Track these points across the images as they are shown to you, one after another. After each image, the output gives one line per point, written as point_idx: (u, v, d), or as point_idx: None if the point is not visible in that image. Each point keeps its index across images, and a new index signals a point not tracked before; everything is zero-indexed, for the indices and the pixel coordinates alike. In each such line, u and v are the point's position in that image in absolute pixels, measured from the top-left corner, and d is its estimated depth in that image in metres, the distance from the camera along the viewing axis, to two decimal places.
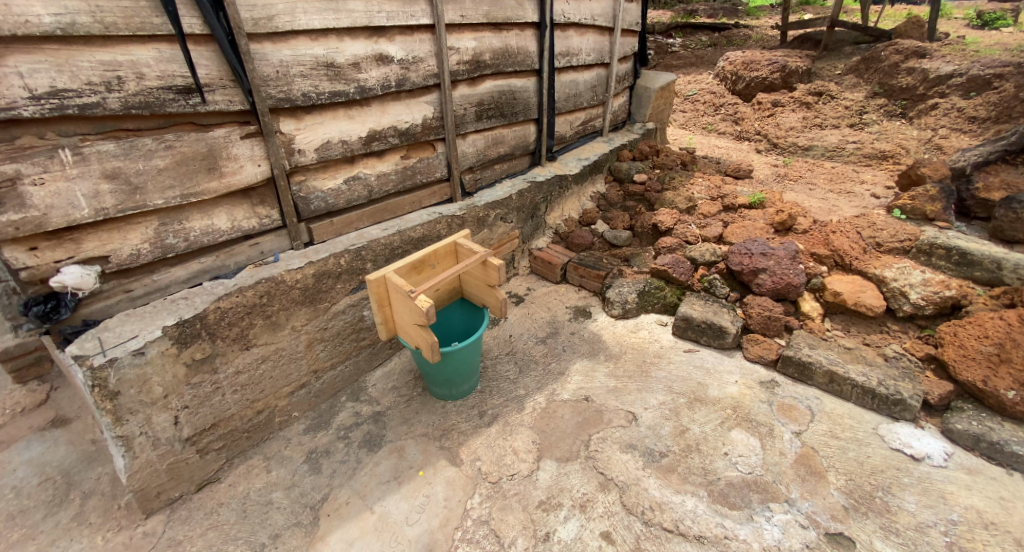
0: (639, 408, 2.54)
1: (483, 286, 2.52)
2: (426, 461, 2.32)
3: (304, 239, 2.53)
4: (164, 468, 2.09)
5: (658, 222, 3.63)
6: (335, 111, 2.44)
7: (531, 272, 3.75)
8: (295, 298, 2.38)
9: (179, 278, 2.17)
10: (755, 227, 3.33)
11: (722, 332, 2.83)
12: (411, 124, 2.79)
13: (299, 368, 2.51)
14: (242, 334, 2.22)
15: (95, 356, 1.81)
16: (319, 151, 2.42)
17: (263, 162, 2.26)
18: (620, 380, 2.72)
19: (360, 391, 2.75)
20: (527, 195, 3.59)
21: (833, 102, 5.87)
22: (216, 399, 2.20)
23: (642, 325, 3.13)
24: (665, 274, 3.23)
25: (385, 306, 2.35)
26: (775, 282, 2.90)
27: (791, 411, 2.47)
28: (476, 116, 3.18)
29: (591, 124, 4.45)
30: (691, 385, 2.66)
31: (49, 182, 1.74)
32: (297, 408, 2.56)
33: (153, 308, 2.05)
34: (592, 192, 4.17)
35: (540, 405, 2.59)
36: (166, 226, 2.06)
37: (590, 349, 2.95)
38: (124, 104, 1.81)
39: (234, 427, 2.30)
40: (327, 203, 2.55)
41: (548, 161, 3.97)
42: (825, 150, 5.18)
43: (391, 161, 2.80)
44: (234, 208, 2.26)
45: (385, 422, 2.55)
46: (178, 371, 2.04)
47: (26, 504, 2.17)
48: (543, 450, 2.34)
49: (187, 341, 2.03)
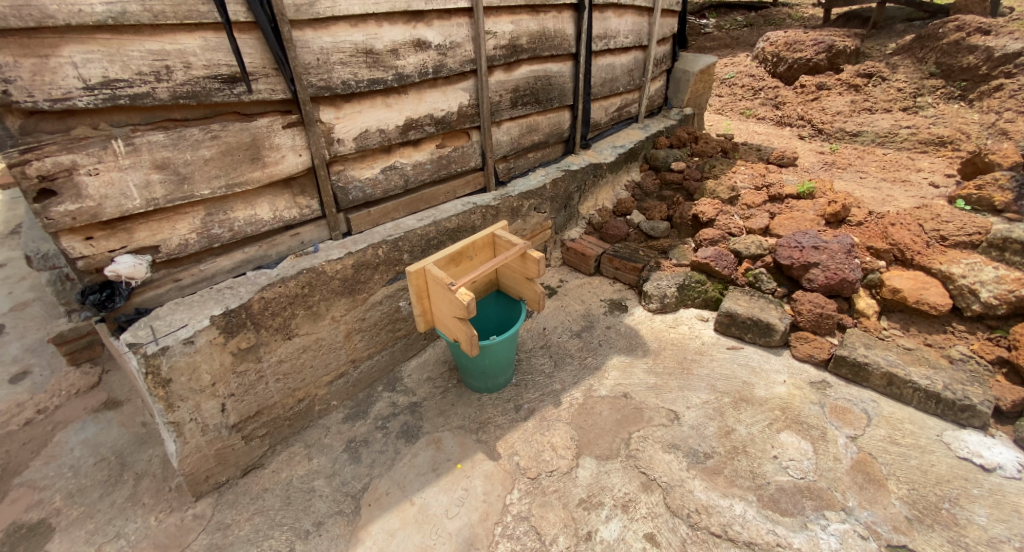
0: (681, 407, 2.46)
1: (520, 279, 2.47)
2: (464, 454, 2.31)
3: (342, 229, 2.53)
4: (211, 453, 2.13)
5: (699, 212, 3.42)
6: (374, 99, 2.42)
7: (564, 264, 3.67)
8: (335, 288, 2.38)
9: (224, 268, 2.19)
10: (806, 217, 3.13)
11: (769, 329, 2.70)
12: (447, 112, 2.75)
13: (338, 358, 2.53)
14: (284, 324, 2.24)
15: (149, 344, 1.84)
16: (357, 140, 2.42)
17: (303, 152, 2.26)
18: (659, 377, 2.63)
19: (396, 382, 2.75)
20: (562, 184, 3.51)
21: (885, 85, 5.53)
22: (260, 387, 2.23)
23: (681, 320, 3.02)
24: (707, 268, 3.08)
25: (424, 299, 2.30)
26: (828, 277, 2.72)
27: (845, 414, 2.36)
28: (511, 103, 3.10)
29: (626, 110, 4.30)
30: (736, 384, 2.56)
31: (103, 172, 1.75)
32: (335, 397, 2.58)
33: (201, 297, 2.07)
34: (627, 180, 4.04)
35: (577, 401, 2.54)
36: (211, 217, 2.08)
37: (627, 344, 2.87)
38: (172, 94, 1.82)
39: (277, 415, 2.34)
40: (365, 193, 2.55)
41: (582, 149, 3.87)
42: (876, 135, 4.90)
43: (427, 150, 2.76)
44: (276, 198, 2.27)
45: (422, 413, 2.55)
46: (225, 360, 2.06)
47: (84, 483, 2.25)
48: (582, 447, 2.29)
49: (233, 330, 2.05)
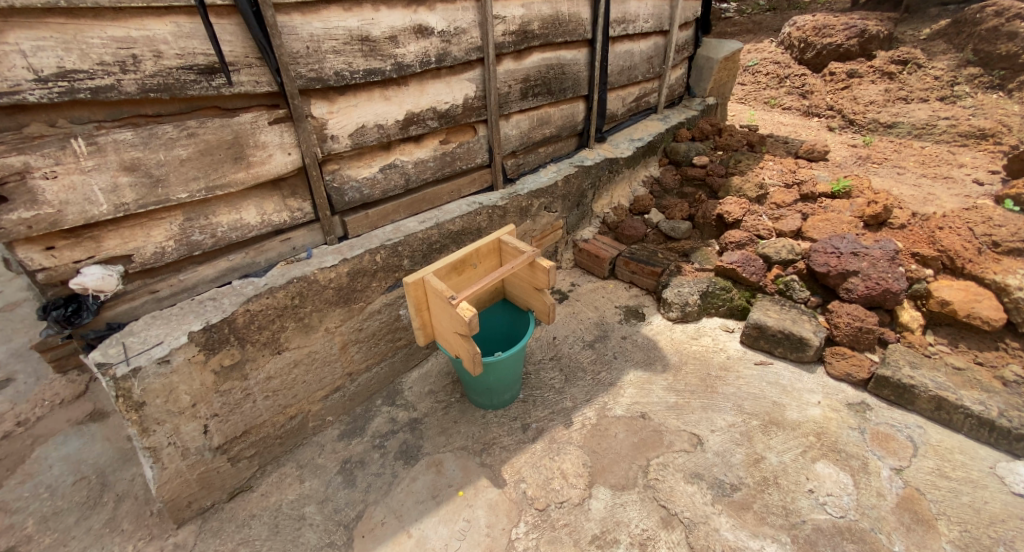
0: (704, 430, 2.25)
1: (529, 289, 2.25)
2: (466, 480, 2.13)
3: (338, 233, 2.35)
4: (194, 478, 1.98)
5: (723, 212, 3.17)
6: (371, 91, 2.21)
7: (576, 266, 3.45)
8: (328, 298, 2.20)
9: (207, 278, 2.01)
10: (842, 219, 2.86)
11: (802, 344, 2.46)
12: (451, 105, 2.53)
13: (333, 372, 2.36)
14: (273, 338, 2.06)
15: (119, 365, 1.69)
16: (353, 136, 2.22)
17: (293, 151, 2.07)
18: (680, 395, 2.42)
19: (396, 395, 2.57)
20: (575, 181, 3.28)
21: (920, 72, 5.16)
22: (247, 406, 2.07)
23: (703, 331, 2.79)
24: (733, 274, 2.84)
25: (424, 310, 2.10)
26: (868, 288, 2.46)
27: (888, 442, 2.14)
28: (521, 94, 2.87)
29: (645, 100, 4.03)
30: (765, 405, 2.33)
31: (63, 175, 1.57)
32: (331, 412, 2.41)
33: (180, 310, 1.90)
34: (644, 176, 3.79)
35: (590, 421, 2.34)
36: (191, 222, 1.90)
37: (644, 358, 2.65)
38: (141, 86, 1.63)
39: (266, 434, 2.18)
40: (362, 194, 2.36)
41: (597, 142, 3.63)
42: (912, 127, 4.58)
43: (429, 147, 2.56)
44: (263, 200, 2.08)
45: (423, 431, 2.37)
46: (206, 379, 1.89)
47: (61, 505, 2.15)
48: (595, 475, 2.10)
49: (214, 347, 1.88)
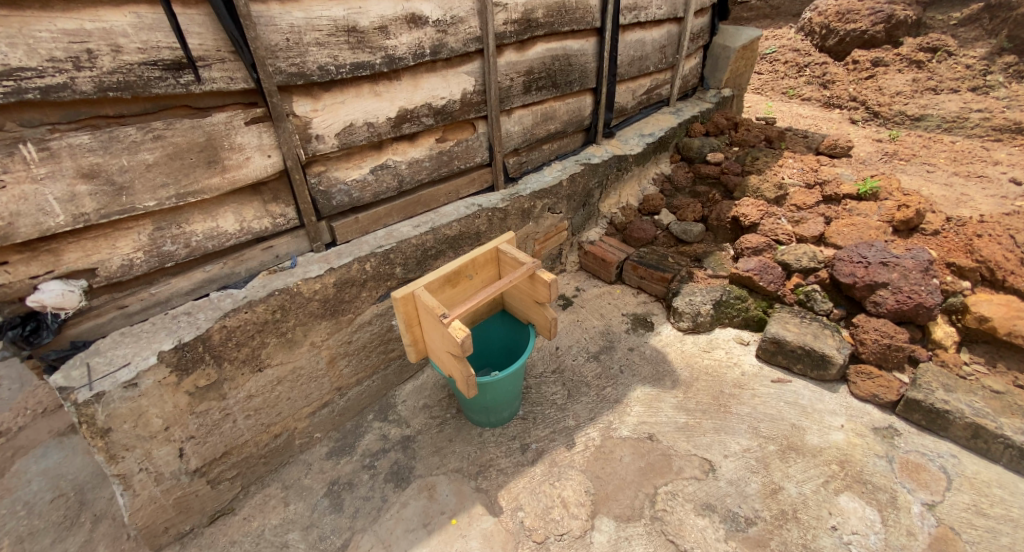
0: (717, 455, 2.09)
1: (529, 302, 2.09)
2: (460, 507, 1.99)
3: (326, 239, 2.20)
4: (170, 503, 1.87)
5: (740, 214, 2.96)
6: (359, 86, 2.04)
7: (581, 269, 3.27)
8: (314, 311, 2.05)
9: (182, 290, 1.87)
10: (870, 224, 2.65)
11: (825, 362, 2.28)
12: (448, 100, 2.35)
13: (321, 387, 2.22)
14: (253, 355, 1.92)
15: (81, 389, 1.56)
16: (340, 136, 2.05)
17: (273, 153, 1.91)
18: (691, 415, 2.26)
19: (388, 409, 2.44)
20: (581, 180, 3.09)
21: (951, 61, 4.85)
22: (226, 426, 1.94)
23: (717, 343, 2.62)
24: (749, 282, 2.65)
25: (414, 327, 1.94)
26: (898, 302, 2.27)
27: (919, 473, 1.97)
28: (524, 88, 2.68)
29: (657, 92, 3.81)
30: (784, 427, 2.16)
31: (12, 184, 1.43)
32: (319, 428, 2.28)
33: (151, 327, 1.77)
34: (655, 173, 3.58)
35: (594, 443, 2.19)
36: (162, 231, 1.76)
37: (653, 372, 2.49)
38: (97, 85, 1.48)
39: (249, 454, 2.06)
40: (351, 198, 2.20)
41: (605, 138, 3.43)
42: (942, 120, 4.31)
43: (424, 146, 2.38)
44: (242, 206, 1.93)
45: (415, 451, 2.23)
46: (180, 401, 1.77)
47: (36, 525, 2.05)
48: (598, 504, 1.95)
49: (188, 367, 1.75)
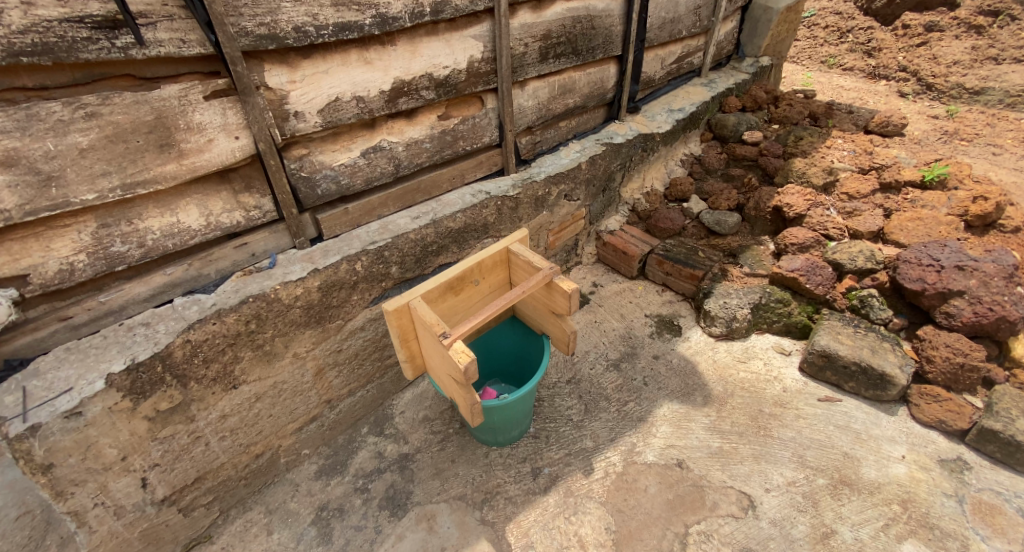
0: (757, 488, 1.82)
1: (543, 312, 1.79)
2: (462, 542, 1.76)
3: (310, 234, 1.90)
4: (135, 536, 1.65)
5: (785, 204, 2.61)
6: (345, 53, 1.70)
7: (599, 261, 2.96)
8: (296, 319, 1.78)
9: (139, 297, 1.60)
10: (938, 219, 2.30)
11: (884, 381, 1.98)
12: (452, 70, 2.00)
13: (308, 402, 1.97)
14: (225, 371, 1.67)
15: (12, 421, 1.31)
16: (324, 113, 1.73)
17: (242, 134, 1.60)
18: (726, 439, 1.98)
19: (385, 422, 2.19)
20: (603, 161, 2.74)
21: (1015, 26, 4.28)
22: (197, 450, 1.70)
23: (754, 352, 2.32)
24: (794, 283, 2.32)
25: (410, 341, 1.66)
26: (977, 314, 1.94)
27: (995, 518, 1.69)
28: (540, 56, 2.31)
29: (688, 61, 3.39)
30: (834, 456, 1.88)
31: None
32: (307, 445, 2.04)
33: (102, 341, 1.51)
34: (684, 154, 3.21)
35: (615, 469, 1.93)
36: (109, 229, 1.47)
37: (681, 386, 2.21)
38: (6, 48, 1.17)
39: (227, 477, 1.83)
40: (339, 185, 1.89)
41: (630, 113, 3.05)
42: (1005, 94, 3.85)
43: (425, 124, 2.05)
44: (208, 198, 1.63)
45: (414, 472, 1.99)
46: (138, 427, 1.52)
47: None
48: (620, 544, 1.71)
49: (145, 390, 1.50)
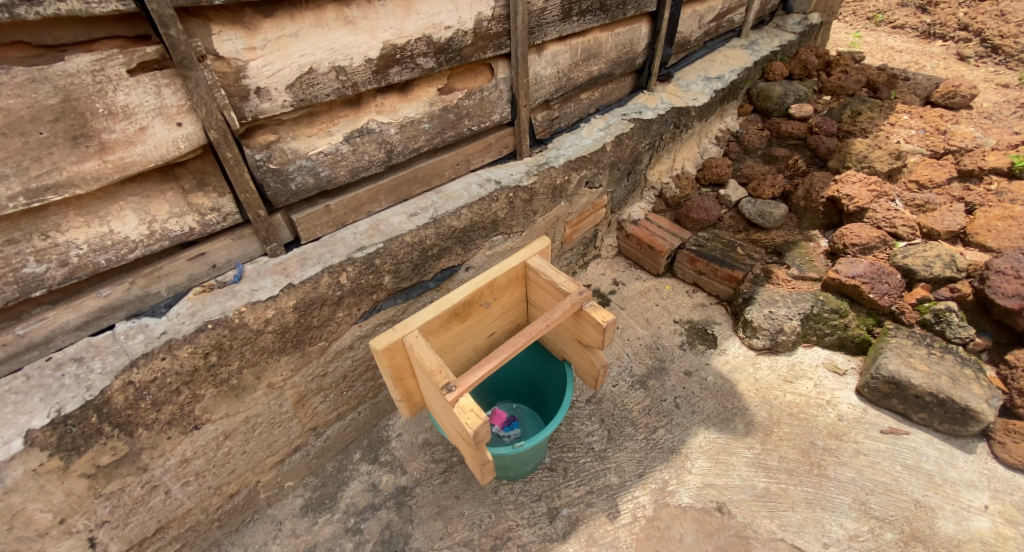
0: (812, 542, 1.56)
1: (567, 339, 1.49)
2: None
3: (284, 238, 1.57)
4: None
5: (844, 195, 2.24)
6: (319, 9, 1.31)
7: (621, 254, 2.62)
8: (267, 345, 1.47)
9: (70, 326, 1.29)
10: None
11: (965, 416, 1.68)
12: (455, 32, 1.60)
13: (289, 433, 1.69)
14: (183, 412, 1.38)
15: None
16: (295, 90, 1.36)
17: (187, 119, 1.24)
18: (774, 478, 1.71)
19: (379, 447, 1.93)
20: (630, 141, 2.35)
21: None
22: (156, 500, 1.44)
23: (803, 369, 2.01)
24: (855, 291, 1.99)
25: (406, 379, 1.36)
26: None
27: None
28: (563, 12, 1.89)
29: (728, 18, 2.92)
30: (903, 504, 1.61)
31: None
32: (290, 477, 1.78)
33: (23, 386, 1.21)
34: (720, 130, 2.81)
35: (645, 513, 1.67)
36: (17, 246, 1.15)
37: (719, 410, 1.92)
38: None
39: (195, 523, 1.58)
40: (318, 177, 1.53)
41: (661, 81, 2.62)
42: None
43: (422, 100, 1.67)
44: (149, 202, 1.30)
45: (413, 510, 1.74)
46: (76, 487, 1.24)
47: None
48: None
49: (80, 445, 1.21)
